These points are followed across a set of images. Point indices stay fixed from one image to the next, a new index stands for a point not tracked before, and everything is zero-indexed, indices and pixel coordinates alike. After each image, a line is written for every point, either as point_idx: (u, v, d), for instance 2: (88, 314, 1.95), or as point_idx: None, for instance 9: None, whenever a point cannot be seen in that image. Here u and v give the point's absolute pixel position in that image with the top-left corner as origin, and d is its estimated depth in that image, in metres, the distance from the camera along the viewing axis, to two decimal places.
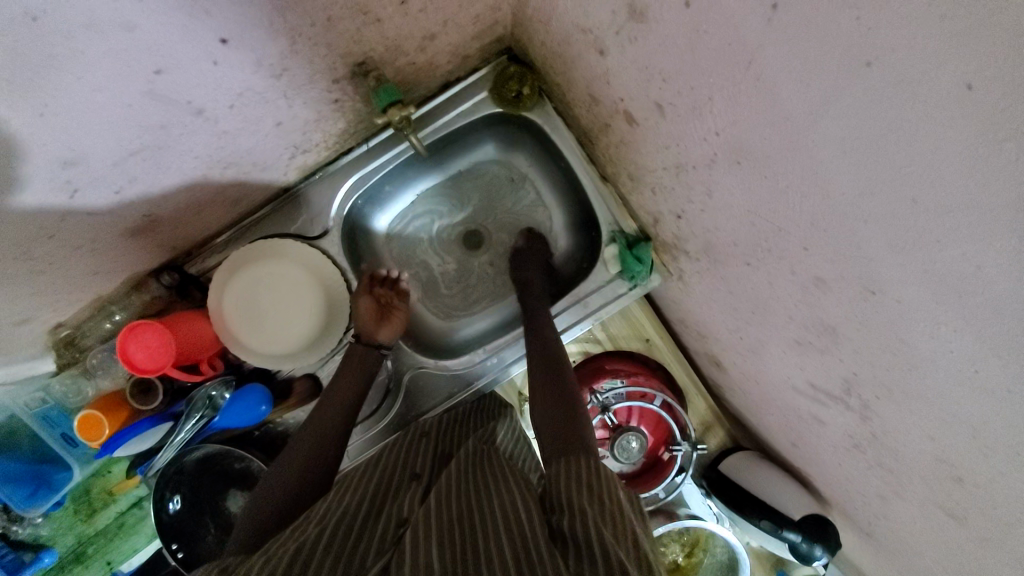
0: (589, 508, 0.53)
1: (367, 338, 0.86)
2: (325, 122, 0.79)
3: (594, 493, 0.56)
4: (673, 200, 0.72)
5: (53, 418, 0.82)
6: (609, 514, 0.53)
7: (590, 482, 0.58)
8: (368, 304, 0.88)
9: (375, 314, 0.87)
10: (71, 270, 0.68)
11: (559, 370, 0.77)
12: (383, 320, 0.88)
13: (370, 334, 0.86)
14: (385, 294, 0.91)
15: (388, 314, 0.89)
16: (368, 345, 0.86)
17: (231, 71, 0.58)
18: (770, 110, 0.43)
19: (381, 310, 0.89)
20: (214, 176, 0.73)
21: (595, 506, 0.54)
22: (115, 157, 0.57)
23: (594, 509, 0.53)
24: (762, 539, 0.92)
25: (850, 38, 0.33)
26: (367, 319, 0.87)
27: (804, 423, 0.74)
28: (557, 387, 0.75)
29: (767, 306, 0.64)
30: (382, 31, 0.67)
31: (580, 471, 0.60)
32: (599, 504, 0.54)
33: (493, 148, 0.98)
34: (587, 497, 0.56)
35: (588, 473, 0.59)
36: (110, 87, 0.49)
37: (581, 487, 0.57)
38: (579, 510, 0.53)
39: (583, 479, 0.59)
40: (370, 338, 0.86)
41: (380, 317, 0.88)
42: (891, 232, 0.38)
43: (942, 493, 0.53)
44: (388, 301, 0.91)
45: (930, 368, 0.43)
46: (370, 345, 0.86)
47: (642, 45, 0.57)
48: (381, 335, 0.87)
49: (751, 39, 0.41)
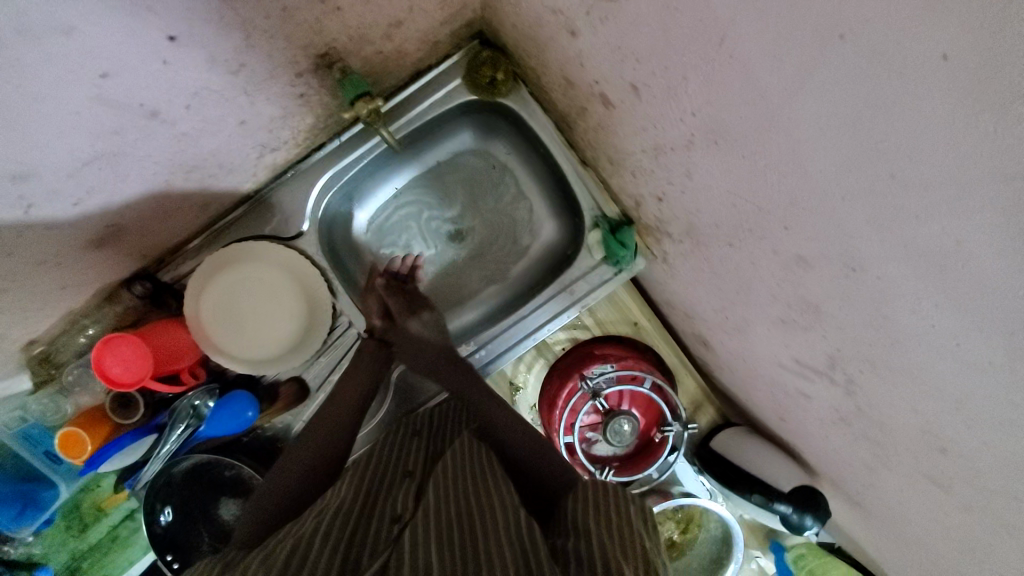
0: (600, 529, 0.53)
1: (379, 336, 0.85)
2: (293, 118, 0.76)
3: (604, 510, 0.56)
4: (654, 182, 0.71)
5: (34, 437, 0.80)
6: (619, 531, 0.53)
7: (601, 500, 0.58)
8: (373, 302, 0.87)
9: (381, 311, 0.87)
10: (35, 286, 0.65)
11: None
12: (389, 317, 0.87)
13: (381, 332, 0.85)
14: (394, 288, 0.89)
15: (397, 310, 0.88)
16: (378, 341, 0.85)
17: (185, 70, 0.55)
18: (745, 90, 0.42)
19: (388, 306, 0.87)
20: (179, 181, 0.70)
21: (605, 525, 0.54)
22: (69, 168, 0.54)
23: (603, 529, 0.53)
24: (754, 512, 0.94)
25: (822, 12, 0.32)
26: (375, 317, 0.86)
27: (791, 398, 0.75)
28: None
29: (751, 285, 0.64)
30: (344, 20, 0.64)
31: (592, 490, 0.60)
32: (609, 522, 0.54)
33: (469, 135, 0.95)
34: (597, 515, 0.55)
35: (599, 492, 0.59)
36: (55, 95, 0.46)
37: (593, 506, 0.57)
38: (589, 532, 0.53)
39: (594, 496, 0.59)
40: (375, 333, 0.85)
41: (387, 313, 0.87)
42: (870, 209, 0.38)
43: (927, 461, 0.53)
44: (385, 298, 0.88)
45: (912, 342, 0.43)
46: (380, 342, 0.85)
47: (614, 26, 0.55)
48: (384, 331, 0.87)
49: (722, 16, 0.40)
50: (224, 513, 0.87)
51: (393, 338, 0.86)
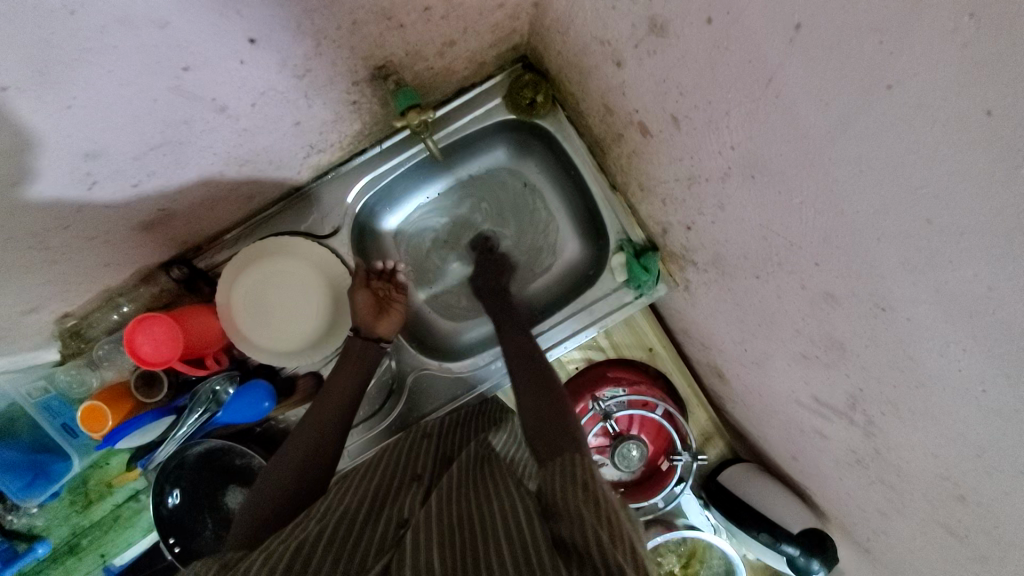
0: (585, 512, 0.53)
1: (366, 333, 0.85)
2: (342, 123, 0.79)
3: (587, 493, 0.56)
4: (684, 211, 0.72)
5: (54, 408, 0.82)
6: (605, 518, 0.53)
7: (584, 484, 0.58)
8: (365, 297, 0.87)
9: (373, 307, 0.87)
10: (83, 261, 0.68)
11: (548, 381, 0.79)
12: (381, 313, 0.88)
13: (368, 328, 0.85)
14: (382, 287, 0.91)
15: (386, 307, 0.89)
16: (367, 338, 0.85)
17: (258, 70, 0.59)
18: (789, 128, 0.44)
19: (379, 304, 0.88)
20: (230, 171, 0.73)
21: (586, 510, 0.53)
22: (135, 151, 0.58)
23: (588, 514, 0.53)
24: (760, 551, 0.92)
25: (872, 61, 0.34)
26: (364, 313, 0.86)
27: (806, 437, 0.75)
28: (549, 396, 0.76)
29: (775, 319, 0.64)
30: (404, 36, 0.68)
31: (575, 473, 0.59)
32: (594, 507, 0.54)
33: (504, 153, 0.98)
34: (581, 499, 0.55)
35: (580, 474, 0.59)
36: (138, 82, 0.50)
37: (573, 489, 0.57)
38: (576, 516, 0.53)
39: (579, 479, 0.58)
40: (370, 332, 0.85)
41: (378, 311, 0.88)
42: (903, 252, 0.39)
43: (945, 510, 0.53)
44: (385, 294, 0.90)
45: (936, 386, 0.44)
46: (369, 339, 0.85)
47: (661, 59, 0.58)
48: (380, 329, 0.87)
49: (772, 58, 0.42)
50: (230, 501, 0.87)
51: (382, 335, 0.87)
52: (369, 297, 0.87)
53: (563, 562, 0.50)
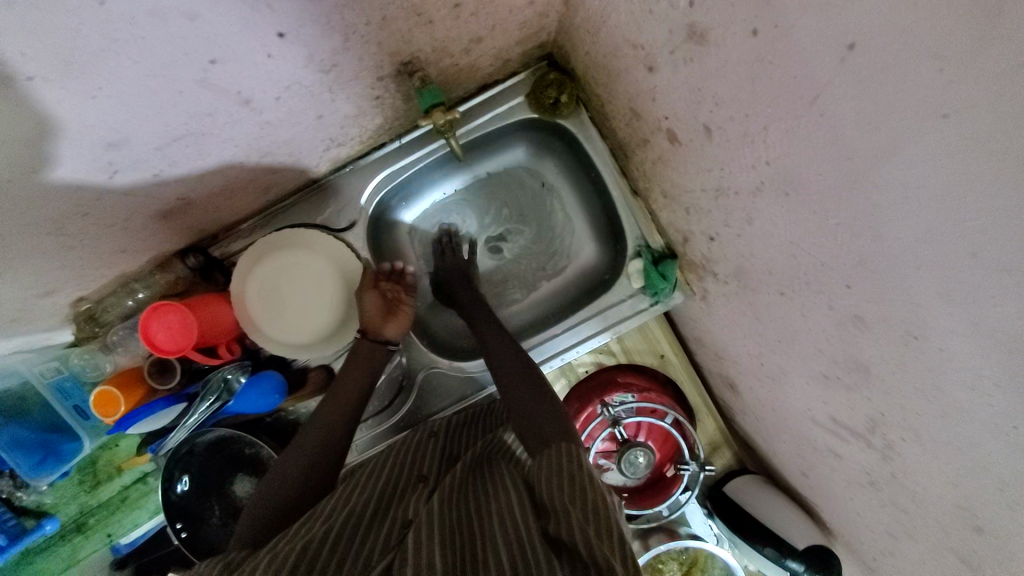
0: (577, 510, 0.53)
1: (373, 335, 0.84)
2: (364, 118, 0.78)
3: (580, 490, 0.56)
4: (708, 222, 0.71)
5: (67, 389, 0.82)
6: (594, 515, 0.53)
7: (574, 477, 0.57)
8: (373, 299, 0.86)
9: (381, 309, 0.85)
10: (101, 247, 0.68)
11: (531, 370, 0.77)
12: (389, 316, 0.86)
13: (376, 330, 0.84)
14: (392, 288, 0.88)
15: (395, 309, 0.87)
16: (374, 342, 0.84)
17: (284, 64, 0.58)
18: (830, 148, 0.43)
19: (387, 305, 0.86)
20: (250, 162, 0.73)
21: (579, 507, 0.53)
22: (157, 142, 0.57)
23: (581, 512, 0.52)
24: (762, 564, 0.92)
25: (930, 87, 0.32)
26: (373, 315, 0.84)
27: (819, 455, 0.74)
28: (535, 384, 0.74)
29: (797, 337, 0.63)
30: (432, 33, 0.66)
31: (564, 467, 0.59)
32: (584, 504, 0.54)
33: (523, 152, 0.96)
34: (572, 495, 0.55)
35: (569, 468, 0.59)
36: (164, 74, 0.49)
37: (565, 484, 0.57)
38: (567, 515, 0.52)
39: (570, 473, 0.58)
40: (377, 334, 0.84)
41: (386, 313, 0.86)
42: (944, 284, 0.38)
43: (960, 542, 0.52)
44: (393, 295, 0.88)
45: (965, 420, 0.43)
46: (376, 342, 0.84)
47: (697, 67, 0.56)
48: (387, 331, 0.85)
49: (820, 75, 0.40)
50: (238, 489, 0.88)
51: (389, 338, 0.85)
52: (377, 300, 0.85)
53: (556, 559, 0.50)
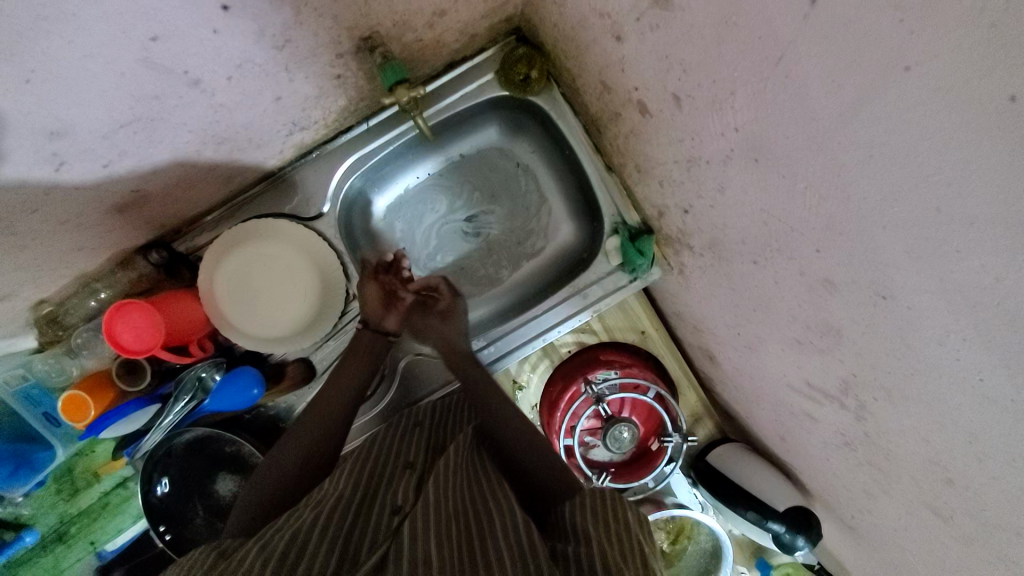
0: (593, 531, 0.53)
1: (375, 327, 0.84)
2: (326, 99, 0.75)
3: (598, 514, 0.56)
4: (682, 193, 0.71)
5: (35, 397, 0.79)
6: (613, 537, 0.53)
7: (593, 501, 0.58)
8: (374, 290, 0.86)
9: (381, 300, 0.85)
10: (55, 246, 0.64)
11: None
12: (389, 308, 0.85)
13: (377, 321, 0.84)
14: (391, 280, 0.88)
15: (395, 301, 0.87)
16: (375, 332, 0.83)
17: (233, 41, 0.55)
18: (797, 109, 0.43)
19: (387, 296, 0.86)
20: (208, 151, 0.70)
21: (597, 527, 0.54)
22: (104, 130, 0.54)
23: (597, 533, 0.53)
24: (745, 528, 0.94)
25: (892, 39, 0.32)
26: (372, 306, 0.84)
27: (796, 419, 0.75)
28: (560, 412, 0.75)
29: (770, 304, 0.64)
30: (391, 5, 0.64)
31: (589, 495, 0.59)
32: (604, 527, 0.54)
33: (495, 132, 0.95)
34: (592, 518, 0.55)
35: (589, 495, 0.59)
36: (102, 55, 0.46)
37: (587, 509, 0.57)
38: (585, 536, 0.53)
39: (590, 499, 0.58)
40: (379, 325, 0.84)
41: (387, 304, 0.85)
42: (910, 241, 0.38)
43: (930, 493, 0.54)
44: (393, 287, 0.87)
45: (934, 374, 0.43)
46: (377, 334, 0.83)
47: (664, 33, 0.55)
48: (388, 323, 0.85)
49: (784, 34, 0.40)
50: (219, 488, 0.86)
51: (390, 329, 0.85)
52: (377, 291, 0.85)
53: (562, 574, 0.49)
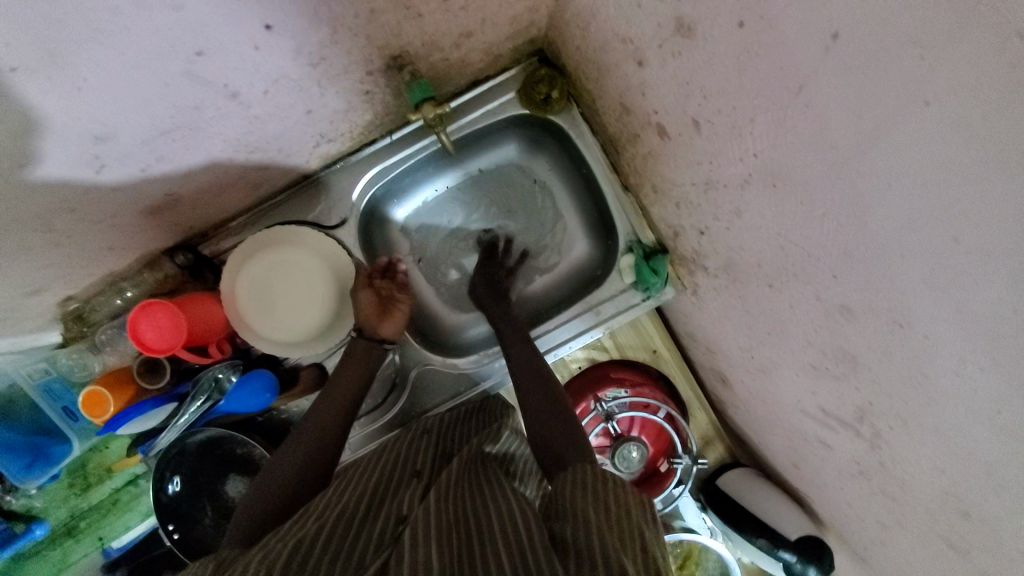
0: (590, 515, 0.53)
1: (370, 334, 0.84)
2: (353, 113, 0.78)
3: (594, 500, 0.56)
4: (698, 215, 0.72)
5: (54, 390, 0.81)
6: (610, 523, 0.53)
7: (586, 485, 0.58)
8: (367, 297, 0.86)
9: (375, 307, 0.85)
10: (88, 245, 0.67)
11: (548, 383, 0.78)
12: (384, 314, 0.86)
13: (372, 329, 0.84)
14: (386, 286, 0.88)
15: (390, 308, 0.87)
16: (370, 340, 0.84)
17: (271, 57, 0.58)
18: (816, 138, 0.43)
19: (382, 304, 0.86)
20: (240, 159, 0.72)
21: (593, 512, 0.53)
22: (144, 135, 0.57)
23: (593, 517, 0.53)
24: (755, 556, 0.92)
25: (913, 74, 0.33)
26: (368, 313, 0.85)
27: (810, 446, 0.74)
28: (555, 401, 0.75)
29: (786, 329, 0.64)
30: (421, 26, 0.66)
31: (585, 478, 0.59)
32: (599, 512, 0.54)
33: (514, 149, 0.97)
34: (588, 504, 0.55)
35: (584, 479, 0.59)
36: (148, 66, 0.49)
37: (583, 493, 0.57)
38: (580, 518, 0.53)
39: (587, 483, 0.58)
40: (373, 333, 0.84)
41: (381, 312, 0.86)
42: (928, 270, 0.38)
43: (948, 527, 0.53)
44: (388, 294, 0.87)
45: (952, 405, 0.43)
46: (373, 340, 0.84)
47: (686, 60, 0.57)
48: (383, 330, 0.85)
49: (804, 65, 0.41)
50: (229, 489, 0.87)
51: (387, 336, 0.86)
52: (372, 298, 0.85)
53: (561, 563, 0.49)
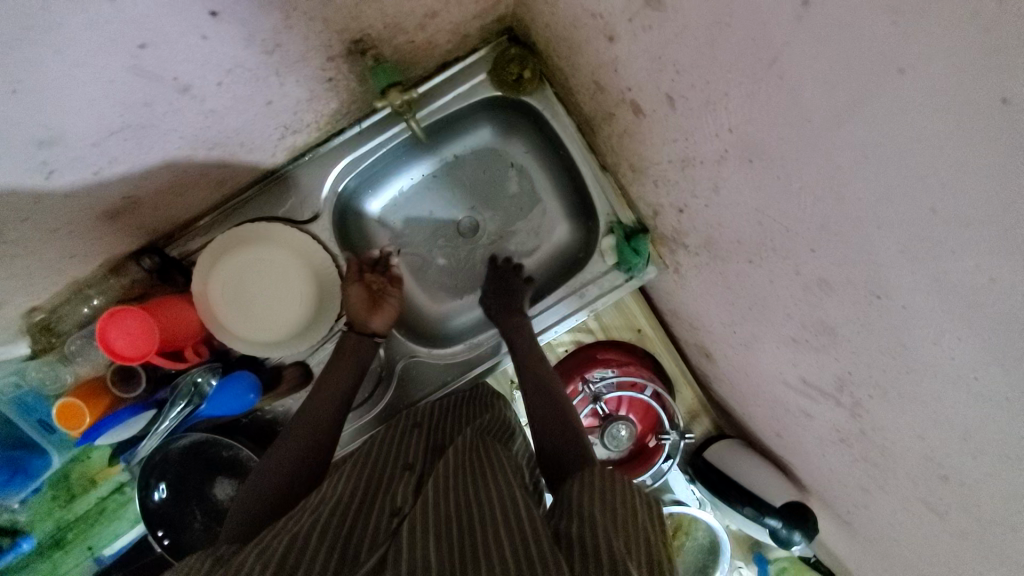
0: (598, 516, 0.53)
1: (360, 329, 0.84)
2: (318, 102, 0.75)
3: (601, 499, 0.55)
4: (676, 193, 0.71)
5: (29, 404, 0.77)
6: (616, 521, 0.53)
7: (597, 488, 0.58)
8: (358, 292, 0.85)
9: (366, 302, 0.85)
10: (47, 253, 0.64)
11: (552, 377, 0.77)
12: (374, 309, 0.85)
13: (362, 324, 0.84)
14: (376, 280, 0.88)
15: (381, 302, 0.87)
16: (361, 334, 0.83)
17: (222, 46, 0.55)
18: (791, 111, 0.43)
19: (372, 298, 0.86)
20: (200, 155, 0.69)
21: (600, 512, 0.53)
22: (94, 136, 0.54)
23: (598, 518, 0.53)
24: (743, 524, 0.94)
25: (884, 44, 0.32)
26: (357, 308, 0.84)
27: (793, 416, 0.76)
28: (555, 399, 0.76)
29: (766, 303, 0.64)
30: (382, 7, 0.64)
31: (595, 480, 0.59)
32: (605, 512, 0.53)
33: (490, 132, 0.95)
34: (595, 503, 0.55)
35: (592, 479, 0.59)
36: (91, 63, 0.46)
37: (592, 492, 0.57)
38: (589, 519, 0.53)
39: (595, 484, 0.58)
40: (364, 327, 0.83)
41: (371, 305, 0.85)
42: (903, 242, 0.38)
43: (926, 489, 0.54)
44: (379, 287, 0.87)
45: (927, 372, 0.44)
46: (363, 335, 0.83)
47: (657, 34, 0.55)
48: (374, 324, 0.85)
49: (776, 37, 0.40)
50: (218, 493, 0.86)
51: (376, 330, 0.85)
52: (363, 292, 0.85)
53: (565, 554, 0.49)
